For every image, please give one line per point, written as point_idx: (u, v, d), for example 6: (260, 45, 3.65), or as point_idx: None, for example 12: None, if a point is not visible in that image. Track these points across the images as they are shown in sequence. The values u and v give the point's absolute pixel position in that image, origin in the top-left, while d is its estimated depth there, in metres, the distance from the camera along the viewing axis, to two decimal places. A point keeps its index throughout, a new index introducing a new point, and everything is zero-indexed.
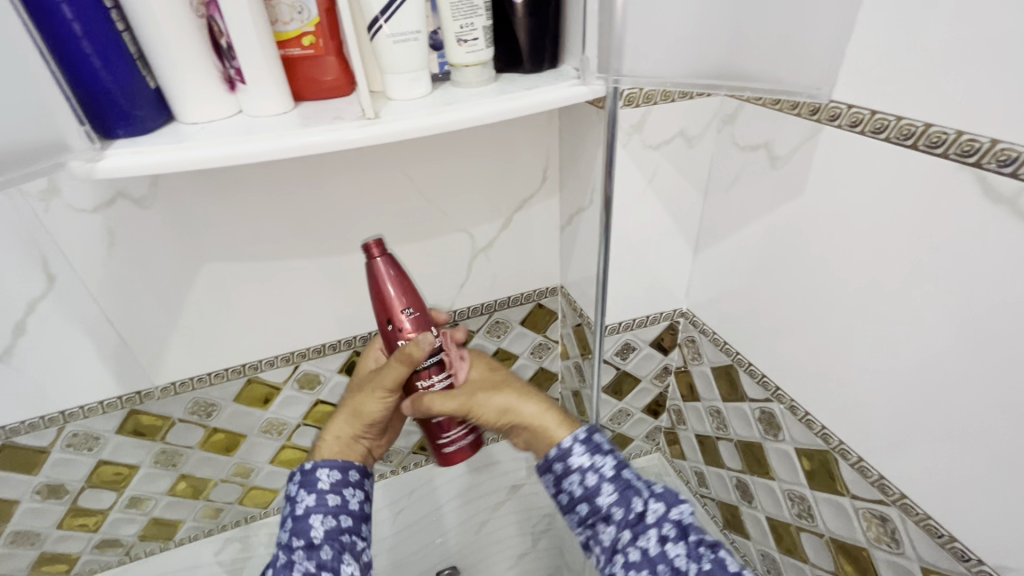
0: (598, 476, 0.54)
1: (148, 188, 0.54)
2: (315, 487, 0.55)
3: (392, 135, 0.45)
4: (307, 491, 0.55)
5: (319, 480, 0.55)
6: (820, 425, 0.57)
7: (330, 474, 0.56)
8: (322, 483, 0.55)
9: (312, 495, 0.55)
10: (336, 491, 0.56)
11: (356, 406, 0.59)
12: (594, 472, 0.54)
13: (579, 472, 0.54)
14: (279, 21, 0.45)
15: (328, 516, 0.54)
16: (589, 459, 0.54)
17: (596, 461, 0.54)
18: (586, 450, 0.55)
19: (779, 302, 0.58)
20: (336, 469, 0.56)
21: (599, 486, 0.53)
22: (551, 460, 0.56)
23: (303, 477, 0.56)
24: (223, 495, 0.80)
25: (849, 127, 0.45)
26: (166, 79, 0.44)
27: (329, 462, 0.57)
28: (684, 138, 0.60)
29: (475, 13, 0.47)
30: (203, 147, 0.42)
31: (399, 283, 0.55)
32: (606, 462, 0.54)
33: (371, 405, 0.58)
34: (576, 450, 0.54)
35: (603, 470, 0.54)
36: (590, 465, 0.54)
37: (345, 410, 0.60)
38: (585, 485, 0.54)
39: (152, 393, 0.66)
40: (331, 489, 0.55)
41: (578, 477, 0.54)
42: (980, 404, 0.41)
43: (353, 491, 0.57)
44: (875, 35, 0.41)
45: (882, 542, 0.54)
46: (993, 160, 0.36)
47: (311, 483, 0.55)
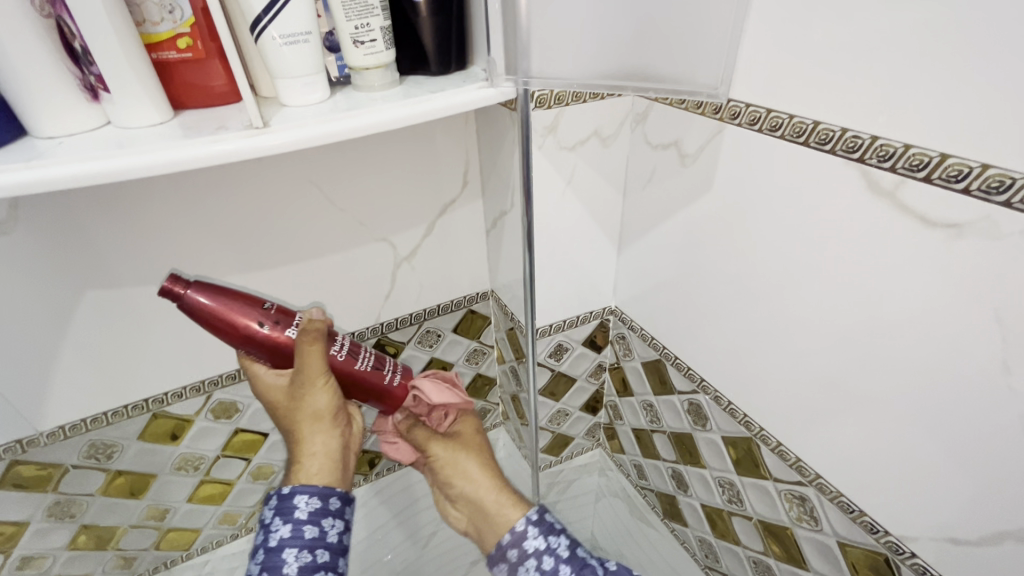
0: (555, 558, 0.53)
1: (6, 212, 0.47)
2: (291, 516, 0.50)
3: (284, 143, 0.41)
4: (283, 520, 0.50)
5: (297, 507, 0.50)
6: (742, 413, 0.59)
7: (309, 501, 0.50)
8: (299, 513, 0.50)
9: (288, 525, 0.50)
10: (313, 521, 0.50)
11: (305, 418, 0.52)
12: (550, 555, 0.54)
13: (535, 556, 0.54)
14: (146, 21, 0.40)
15: (303, 551, 0.49)
16: (543, 540, 0.55)
17: (551, 542, 0.55)
18: (540, 532, 0.55)
19: (699, 297, 0.59)
20: (316, 497, 0.51)
21: (556, 568, 0.53)
22: (506, 547, 0.56)
23: (280, 503, 0.50)
24: (136, 541, 0.73)
25: (749, 125, 0.46)
26: (10, 88, 0.38)
27: (308, 488, 0.51)
28: (599, 139, 0.60)
29: (371, 12, 0.45)
30: (60, 165, 0.37)
31: (226, 299, 0.48)
32: (561, 543, 0.54)
33: (324, 400, 0.51)
34: (531, 533, 0.55)
35: (558, 551, 0.54)
36: (546, 547, 0.54)
37: (303, 433, 0.52)
38: (541, 570, 0.53)
39: (37, 439, 0.59)
40: (308, 519, 0.50)
41: (534, 562, 0.54)
42: (877, 386, 0.43)
43: (333, 522, 0.52)
44: (766, 35, 0.42)
45: (803, 521, 0.56)
46: (875, 156, 0.37)
47: (287, 510, 0.50)
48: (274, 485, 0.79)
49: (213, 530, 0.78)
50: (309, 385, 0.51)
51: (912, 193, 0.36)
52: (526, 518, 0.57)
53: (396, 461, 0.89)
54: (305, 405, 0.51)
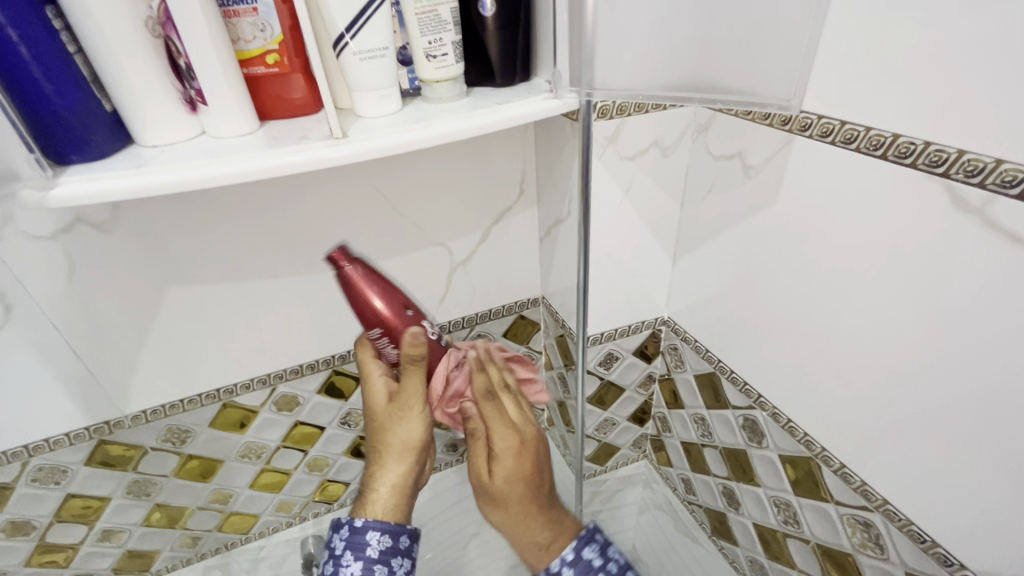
0: None
1: (110, 213, 0.52)
2: (363, 553, 0.55)
3: (361, 153, 0.44)
4: (355, 557, 0.54)
5: (369, 546, 0.55)
6: (803, 432, 0.57)
7: (380, 540, 0.55)
8: (370, 551, 0.55)
9: (360, 561, 0.54)
10: (383, 560, 0.55)
11: (396, 442, 0.57)
12: None
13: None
14: (241, 39, 0.44)
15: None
16: None
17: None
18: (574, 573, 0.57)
19: (758, 310, 0.58)
20: (387, 535, 0.56)
21: None
22: None
23: (352, 538, 0.55)
24: (202, 522, 0.77)
25: (820, 137, 0.45)
26: (121, 101, 0.42)
27: (380, 526, 0.56)
28: (659, 149, 0.60)
29: (444, 28, 0.47)
30: (164, 172, 0.40)
31: (374, 285, 0.52)
32: None
33: (418, 430, 0.57)
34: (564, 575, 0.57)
35: None
36: None
37: (390, 456, 0.57)
38: None
39: (122, 422, 0.64)
40: (379, 558, 0.55)
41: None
42: (953, 411, 0.41)
43: (401, 560, 0.56)
44: (843, 45, 0.41)
45: (867, 548, 0.54)
46: (961, 170, 0.36)
47: (359, 547, 0.55)
48: (328, 477, 0.82)
49: (270, 516, 0.82)
50: (410, 412, 0.56)
51: (1002, 211, 0.35)
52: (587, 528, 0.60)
53: (443, 460, 0.91)
54: (401, 431, 0.56)
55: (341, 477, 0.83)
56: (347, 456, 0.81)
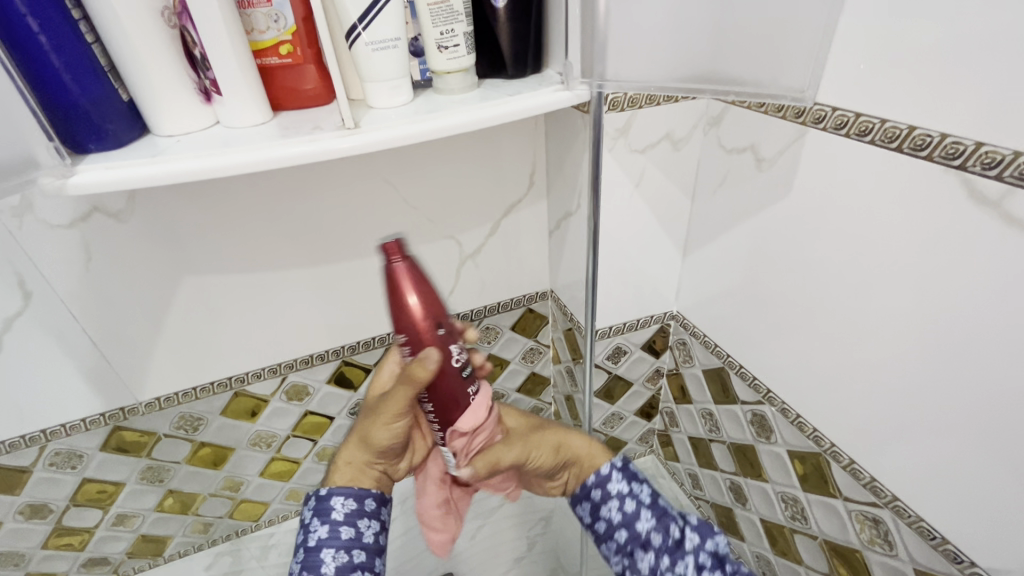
0: (637, 501, 0.56)
1: (126, 203, 0.53)
2: (329, 517, 0.52)
3: (373, 144, 0.44)
4: (321, 521, 0.52)
5: (333, 509, 0.53)
6: (812, 428, 0.57)
7: (344, 503, 0.53)
8: (335, 514, 0.52)
9: (326, 525, 0.52)
10: (349, 522, 0.53)
11: (367, 434, 0.55)
12: (632, 498, 0.56)
13: (618, 497, 0.56)
14: (255, 30, 0.44)
15: (340, 551, 0.51)
16: (626, 484, 0.56)
17: (633, 488, 0.56)
18: (623, 477, 0.57)
19: (768, 305, 0.58)
20: (351, 499, 0.53)
21: (637, 511, 0.55)
22: (589, 487, 0.58)
23: (318, 505, 0.53)
24: (213, 509, 0.79)
25: (834, 130, 0.45)
26: (138, 91, 0.42)
27: (343, 492, 0.53)
28: (670, 142, 0.60)
29: (456, 19, 0.47)
30: (178, 161, 0.41)
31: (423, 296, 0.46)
32: (643, 489, 0.56)
33: (384, 432, 0.54)
34: (614, 477, 0.57)
35: (641, 495, 0.56)
36: (628, 491, 0.56)
37: (355, 435, 0.57)
38: (624, 511, 0.55)
39: (136, 408, 0.65)
40: (344, 521, 0.52)
41: (617, 503, 0.56)
42: (965, 407, 0.41)
43: (369, 522, 0.54)
44: (859, 35, 0.41)
45: (875, 544, 0.54)
46: (978, 163, 0.35)
47: (324, 512, 0.52)
48: None
49: (280, 504, 0.83)
50: (381, 415, 0.53)
51: (1019, 204, 0.34)
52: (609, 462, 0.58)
53: None
54: (369, 422, 0.55)
55: None
56: None
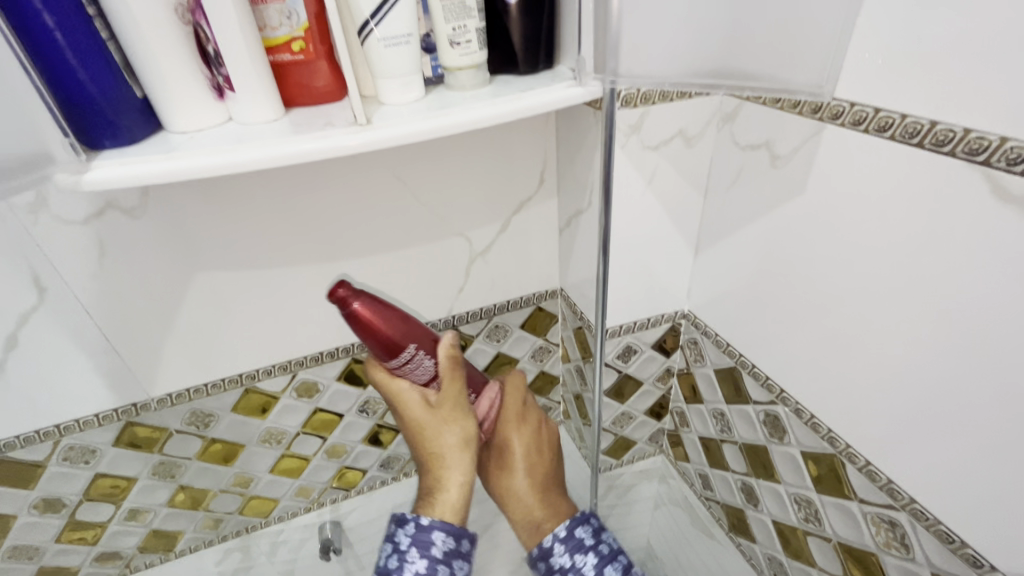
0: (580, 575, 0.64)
1: (139, 199, 0.53)
2: (429, 552, 0.56)
3: (385, 140, 0.44)
4: (420, 554, 0.56)
5: (433, 544, 0.56)
6: (827, 429, 0.56)
7: (444, 541, 0.56)
8: (436, 550, 0.56)
9: (424, 559, 0.56)
10: (447, 560, 0.57)
11: (445, 444, 0.56)
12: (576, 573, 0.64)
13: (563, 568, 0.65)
14: (267, 26, 0.44)
15: None
16: (569, 558, 0.64)
17: (576, 560, 0.65)
18: (566, 549, 0.65)
19: (782, 304, 0.57)
20: (450, 537, 0.57)
21: None
22: (536, 557, 0.67)
23: (417, 535, 0.56)
24: (223, 505, 0.79)
25: (852, 125, 0.44)
26: (152, 88, 0.42)
27: (443, 526, 0.57)
28: (683, 139, 0.59)
29: (468, 14, 0.46)
30: (191, 158, 0.41)
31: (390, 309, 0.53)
32: (587, 560, 0.64)
33: (466, 427, 0.57)
34: (557, 549, 0.65)
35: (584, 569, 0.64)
36: (572, 565, 0.64)
37: (443, 458, 0.57)
38: None
39: (149, 404, 0.66)
40: (443, 558, 0.56)
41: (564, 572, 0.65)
42: (988, 408, 0.40)
43: (461, 563, 0.58)
44: (880, 28, 0.40)
45: (891, 547, 0.53)
46: (1002, 159, 0.35)
47: (426, 546, 0.56)
48: (346, 464, 0.83)
49: (290, 501, 0.83)
50: (455, 411, 0.57)
51: None
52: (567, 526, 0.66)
53: None
54: (447, 433, 0.56)
55: (359, 464, 0.84)
56: (365, 444, 0.82)
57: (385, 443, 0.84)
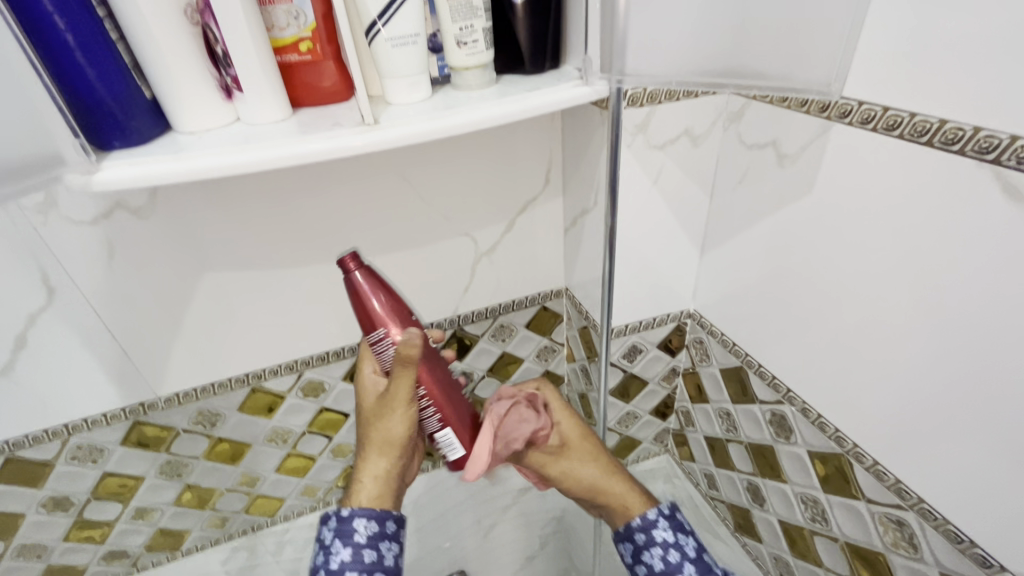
0: (680, 553, 0.59)
1: (147, 199, 0.53)
2: (351, 539, 0.53)
3: (392, 140, 0.44)
4: (342, 544, 0.52)
5: (355, 531, 0.53)
6: (834, 428, 0.56)
7: (366, 525, 0.53)
8: (358, 537, 0.53)
9: (348, 548, 0.52)
10: (372, 545, 0.53)
11: (383, 435, 0.56)
12: (676, 549, 0.60)
13: (662, 545, 0.60)
14: (275, 27, 0.44)
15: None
16: (672, 534, 0.60)
17: (679, 538, 0.60)
18: (669, 526, 0.61)
19: (789, 303, 0.57)
20: (373, 520, 0.54)
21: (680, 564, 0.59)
22: (632, 530, 0.63)
23: (339, 526, 0.53)
24: (230, 504, 0.79)
25: (860, 124, 0.44)
26: (160, 88, 0.43)
27: (365, 512, 0.54)
28: (689, 138, 0.59)
29: (475, 14, 0.47)
30: (199, 158, 0.41)
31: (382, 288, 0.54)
32: (689, 542, 0.60)
33: (402, 425, 0.56)
34: (660, 524, 0.61)
35: (685, 548, 0.60)
36: (673, 541, 0.60)
37: (370, 445, 0.56)
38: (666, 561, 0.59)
39: (156, 404, 0.66)
40: (367, 543, 0.53)
41: (661, 550, 0.60)
42: (998, 407, 0.40)
43: (390, 545, 0.54)
44: (889, 26, 0.40)
45: (899, 547, 0.53)
46: (1013, 157, 0.35)
47: (347, 534, 0.53)
48: (352, 463, 0.83)
49: (295, 500, 0.84)
50: (392, 407, 0.55)
51: None
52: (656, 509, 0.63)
53: None
54: (382, 425, 0.56)
55: None
56: None
57: None
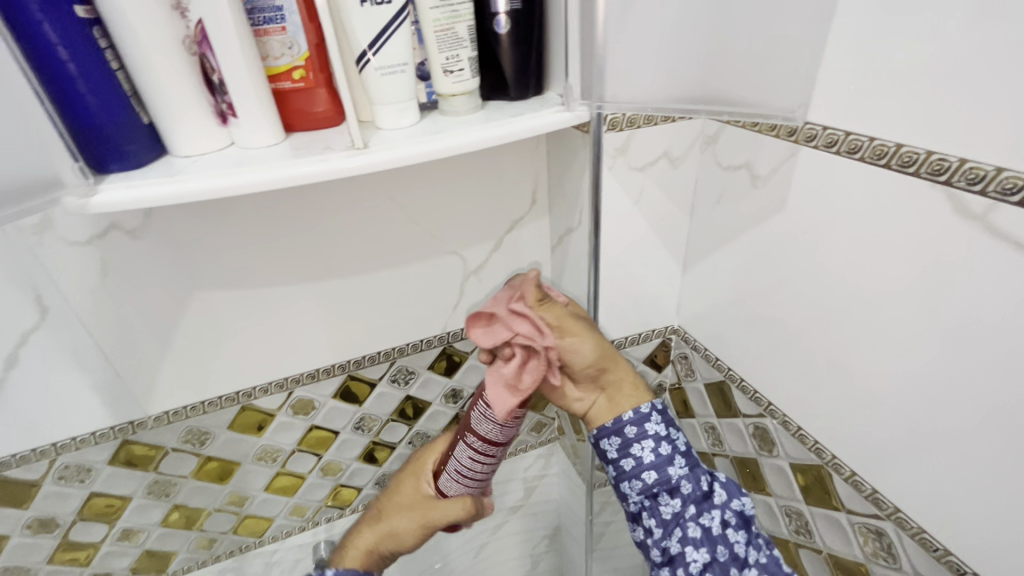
0: (671, 447, 0.57)
1: (142, 220, 0.55)
2: None
3: (381, 163, 0.46)
4: None
5: None
6: (813, 440, 0.57)
7: None
8: None
9: None
10: None
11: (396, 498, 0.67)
12: (667, 443, 0.57)
13: (653, 439, 0.57)
14: (270, 56, 0.46)
15: None
16: (665, 429, 0.57)
17: (670, 433, 0.58)
18: (662, 421, 0.58)
19: (766, 319, 0.59)
20: None
21: (671, 457, 0.57)
22: (623, 424, 0.57)
23: None
24: (218, 525, 0.79)
25: (825, 147, 0.46)
26: (158, 114, 0.44)
27: None
28: (668, 160, 0.62)
29: (461, 44, 0.49)
30: (195, 180, 0.43)
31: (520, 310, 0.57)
32: (679, 436, 0.58)
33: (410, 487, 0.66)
34: (654, 419, 0.57)
35: (676, 443, 0.58)
36: (665, 435, 0.57)
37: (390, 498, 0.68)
38: (657, 454, 0.56)
39: (145, 422, 0.66)
40: None
41: (652, 444, 0.57)
42: (963, 416, 0.41)
43: None
44: (847, 57, 0.42)
45: (879, 557, 0.54)
46: (963, 179, 0.37)
47: None
48: (341, 482, 0.83)
49: (284, 520, 0.83)
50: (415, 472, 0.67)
51: (1004, 217, 0.35)
52: (649, 402, 0.59)
53: None
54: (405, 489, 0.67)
55: (354, 482, 0.84)
56: (360, 462, 0.83)
57: (380, 461, 0.84)
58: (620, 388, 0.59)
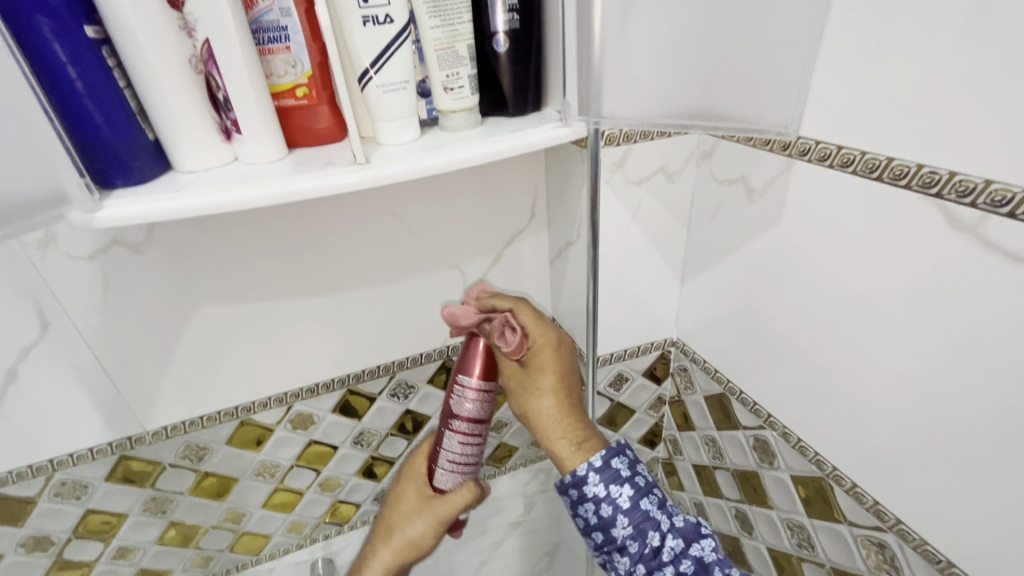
0: (613, 507, 0.54)
1: (144, 234, 0.55)
2: None
3: (382, 177, 0.46)
4: None
5: None
6: (814, 451, 0.57)
7: None
8: None
9: None
10: None
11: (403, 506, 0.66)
12: (609, 504, 0.54)
13: (594, 501, 0.54)
14: (274, 74, 0.47)
15: None
16: (604, 489, 0.54)
17: (611, 491, 0.54)
18: (602, 480, 0.54)
19: (764, 331, 0.59)
20: None
21: (613, 518, 0.54)
22: (567, 485, 0.56)
23: None
24: (214, 542, 0.78)
25: (819, 161, 0.47)
26: (162, 131, 0.45)
27: None
28: (665, 174, 0.63)
29: (461, 63, 0.50)
30: (198, 195, 0.43)
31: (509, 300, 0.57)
32: (623, 492, 0.54)
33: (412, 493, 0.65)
34: (592, 480, 0.54)
35: (619, 500, 0.54)
36: (606, 496, 0.54)
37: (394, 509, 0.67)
38: (599, 515, 0.55)
39: (144, 437, 0.66)
40: None
41: (594, 507, 0.55)
42: (961, 426, 0.42)
43: None
44: (837, 74, 0.44)
45: (883, 570, 0.53)
46: (954, 191, 0.38)
47: None
48: (340, 498, 0.83)
49: (281, 537, 0.82)
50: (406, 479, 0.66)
51: (995, 228, 0.36)
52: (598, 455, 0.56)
53: None
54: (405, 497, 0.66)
55: (352, 498, 0.84)
56: (359, 477, 0.82)
57: (379, 476, 0.84)
58: (559, 443, 0.57)
